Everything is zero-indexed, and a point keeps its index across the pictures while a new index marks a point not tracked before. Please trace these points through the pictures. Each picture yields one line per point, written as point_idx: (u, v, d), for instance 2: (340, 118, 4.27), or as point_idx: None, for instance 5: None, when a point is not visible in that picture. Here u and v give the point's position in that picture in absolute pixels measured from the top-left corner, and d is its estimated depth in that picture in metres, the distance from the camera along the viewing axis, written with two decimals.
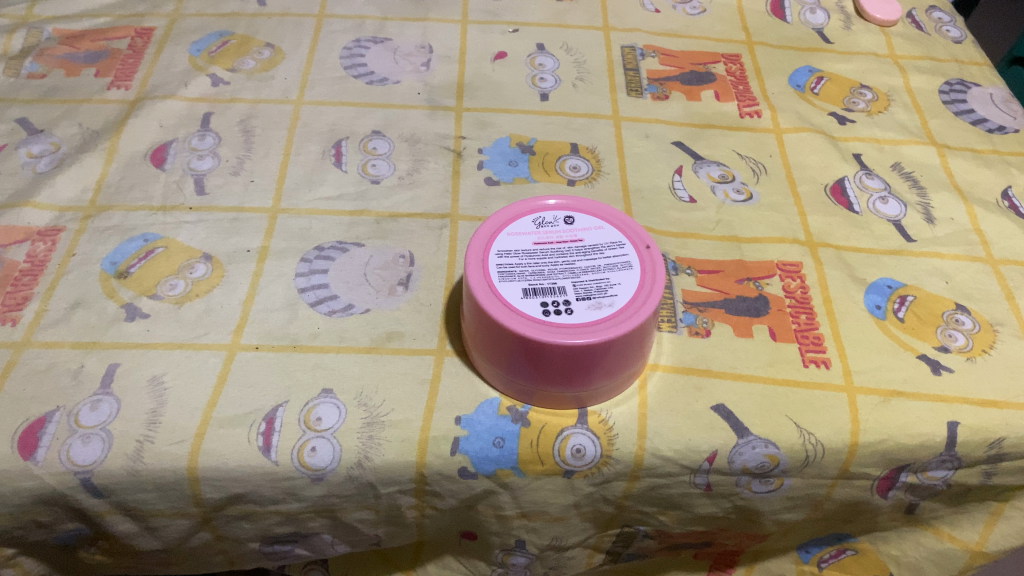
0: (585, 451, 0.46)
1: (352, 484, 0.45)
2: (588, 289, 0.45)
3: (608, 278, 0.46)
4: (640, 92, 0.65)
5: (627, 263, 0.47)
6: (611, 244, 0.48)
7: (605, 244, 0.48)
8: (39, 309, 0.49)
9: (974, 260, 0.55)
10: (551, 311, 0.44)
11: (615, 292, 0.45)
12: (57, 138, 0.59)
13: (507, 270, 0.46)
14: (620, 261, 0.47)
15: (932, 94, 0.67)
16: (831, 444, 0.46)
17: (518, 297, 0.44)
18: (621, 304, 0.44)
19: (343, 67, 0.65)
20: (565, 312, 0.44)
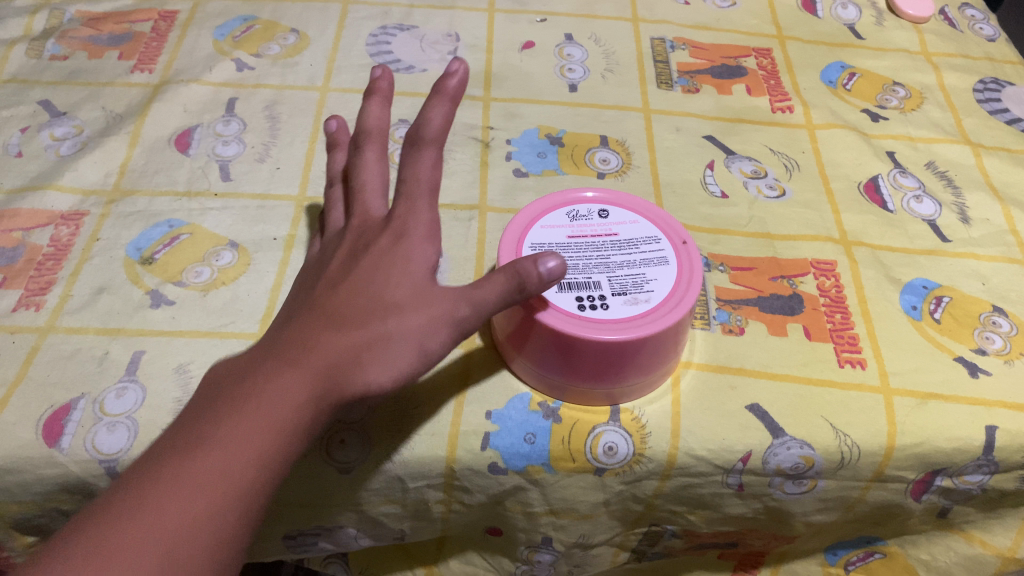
0: (617, 449, 0.45)
1: (380, 478, 0.44)
2: (623, 284, 0.44)
3: (643, 273, 0.45)
4: (670, 85, 0.64)
5: (663, 259, 0.46)
6: (647, 239, 0.47)
7: (640, 238, 0.47)
8: (63, 294, 0.48)
9: (1011, 262, 0.54)
10: (586, 306, 0.43)
11: (651, 288, 0.44)
12: (80, 121, 0.58)
13: None
14: (656, 256, 0.46)
15: (965, 92, 0.66)
16: (867, 446, 0.45)
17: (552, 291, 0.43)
18: (658, 301, 0.43)
19: (369, 54, 0.64)
20: (601, 307, 0.43)
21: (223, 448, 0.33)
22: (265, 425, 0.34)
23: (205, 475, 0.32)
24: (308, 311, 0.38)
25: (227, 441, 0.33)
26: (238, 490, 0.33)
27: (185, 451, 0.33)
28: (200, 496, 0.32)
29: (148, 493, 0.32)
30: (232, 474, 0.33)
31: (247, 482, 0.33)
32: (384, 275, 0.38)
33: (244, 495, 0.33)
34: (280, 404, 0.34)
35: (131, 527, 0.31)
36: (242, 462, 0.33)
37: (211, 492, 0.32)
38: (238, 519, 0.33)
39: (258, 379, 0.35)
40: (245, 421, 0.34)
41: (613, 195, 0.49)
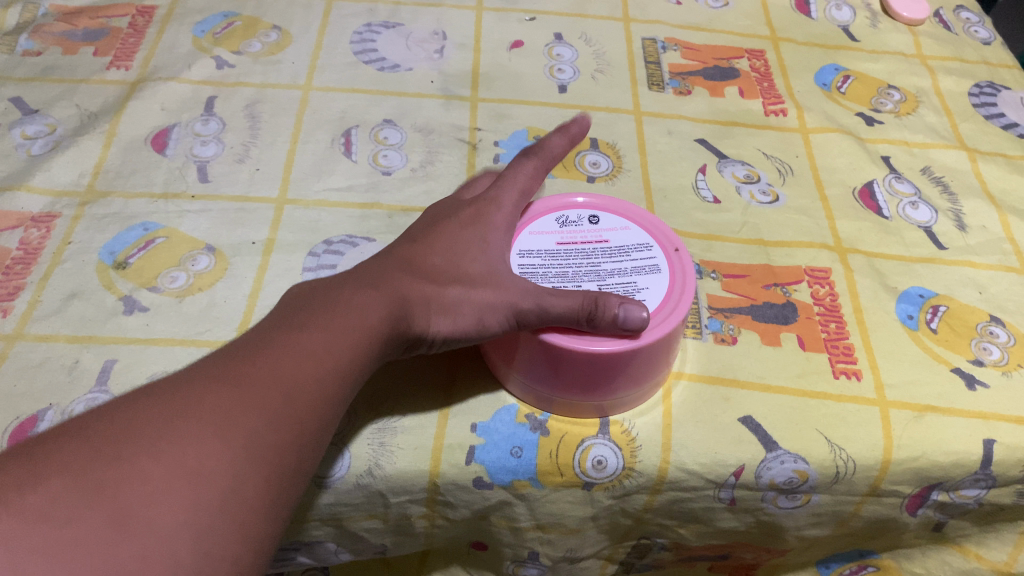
0: (606, 463, 0.43)
1: (360, 493, 0.43)
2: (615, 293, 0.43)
3: (635, 281, 0.44)
4: (662, 87, 0.63)
5: (655, 267, 0.44)
6: (639, 246, 0.46)
7: (632, 245, 0.46)
8: (32, 300, 0.46)
9: (1008, 270, 0.53)
10: None
11: (644, 297, 0.43)
12: (53, 119, 0.56)
13: (529, 270, 0.43)
14: (648, 264, 0.45)
15: (961, 96, 0.65)
16: (863, 460, 0.44)
17: None
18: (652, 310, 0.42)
19: (354, 52, 0.63)
20: None
21: (331, 328, 0.35)
22: (367, 316, 0.36)
23: (317, 347, 0.34)
24: (396, 250, 0.41)
25: (335, 322, 0.36)
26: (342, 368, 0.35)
27: (295, 325, 0.35)
28: (319, 364, 0.34)
29: (269, 351, 0.34)
30: (337, 351, 0.35)
31: (349, 361, 0.35)
32: (463, 245, 0.41)
33: (346, 374, 0.35)
34: (380, 305, 0.37)
35: (259, 372, 0.32)
36: (346, 345, 0.35)
37: (325, 362, 0.34)
38: (337, 394, 0.35)
39: (358, 283, 0.38)
40: (349, 310, 0.36)
41: (605, 200, 0.48)
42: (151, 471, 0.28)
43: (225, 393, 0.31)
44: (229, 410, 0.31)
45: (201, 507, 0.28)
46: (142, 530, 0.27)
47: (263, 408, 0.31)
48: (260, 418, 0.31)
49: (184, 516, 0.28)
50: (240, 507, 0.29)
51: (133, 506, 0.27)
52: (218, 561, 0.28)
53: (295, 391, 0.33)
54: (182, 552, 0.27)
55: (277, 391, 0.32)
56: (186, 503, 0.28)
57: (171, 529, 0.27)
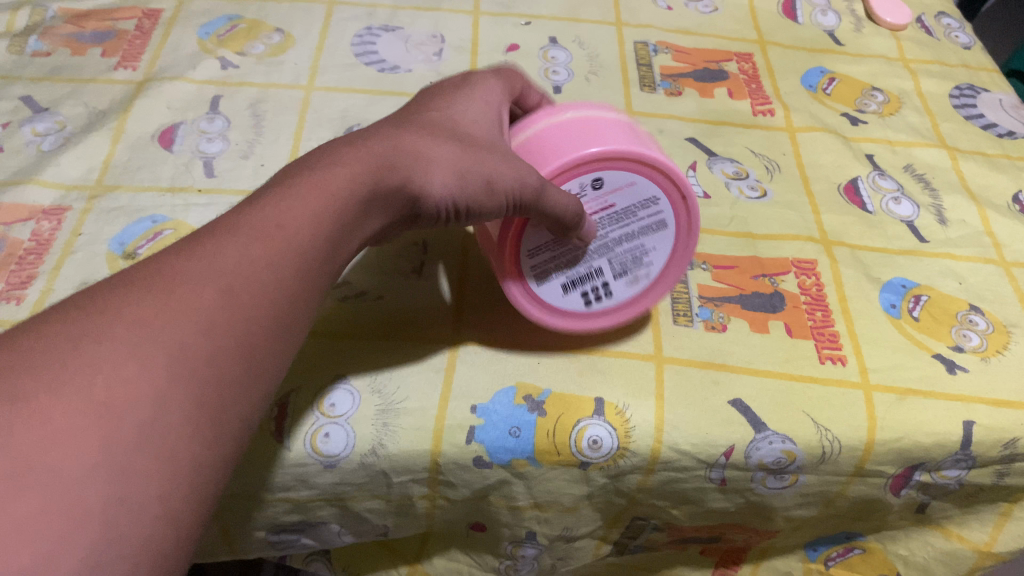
0: (601, 443, 0.45)
1: (364, 472, 0.44)
2: (624, 262, 0.46)
3: (643, 245, 0.45)
4: (653, 88, 0.65)
5: (661, 221, 0.45)
6: (645, 201, 0.44)
7: (639, 203, 0.44)
8: (45, 288, 0.48)
9: (987, 262, 0.55)
10: (592, 298, 0.46)
11: (650, 260, 0.46)
12: (62, 117, 0.58)
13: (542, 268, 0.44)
14: (654, 220, 0.45)
15: (942, 98, 0.67)
16: (848, 440, 0.46)
17: (559, 296, 0.46)
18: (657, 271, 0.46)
19: (354, 54, 0.65)
20: (606, 295, 0.46)
21: (276, 224, 0.33)
22: (317, 214, 0.34)
23: (259, 245, 0.32)
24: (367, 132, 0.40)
25: (279, 225, 0.33)
26: (288, 267, 0.33)
27: (232, 230, 0.33)
28: (264, 259, 0.32)
29: (205, 254, 0.31)
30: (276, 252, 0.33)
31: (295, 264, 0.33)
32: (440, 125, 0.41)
33: (293, 272, 0.33)
34: (333, 193, 0.35)
35: (190, 282, 0.30)
36: (290, 243, 0.33)
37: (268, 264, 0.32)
38: (286, 296, 0.33)
39: (314, 171, 0.36)
40: (299, 209, 0.34)
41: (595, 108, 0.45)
42: (57, 413, 0.25)
43: (143, 308, 0.29)
44: (157, 331, 0.28)
45: (114, 440, 0.26)
46: (43, 475, 0.24)
47: (197, 314, 0.29)
48: (195, 333, 0.29)
49: (97, 454, 0.25)
50: (167, 434, 0.27)
51: (31, 450, 0.24)
52: (136, 499, 0.26)
53: (225, 298, 0.30)
54: (92, 497, 0.25)
55: (209, 297, 0.30)
56: (95, 440, 0.25)
57: (79, 470, 0.25)
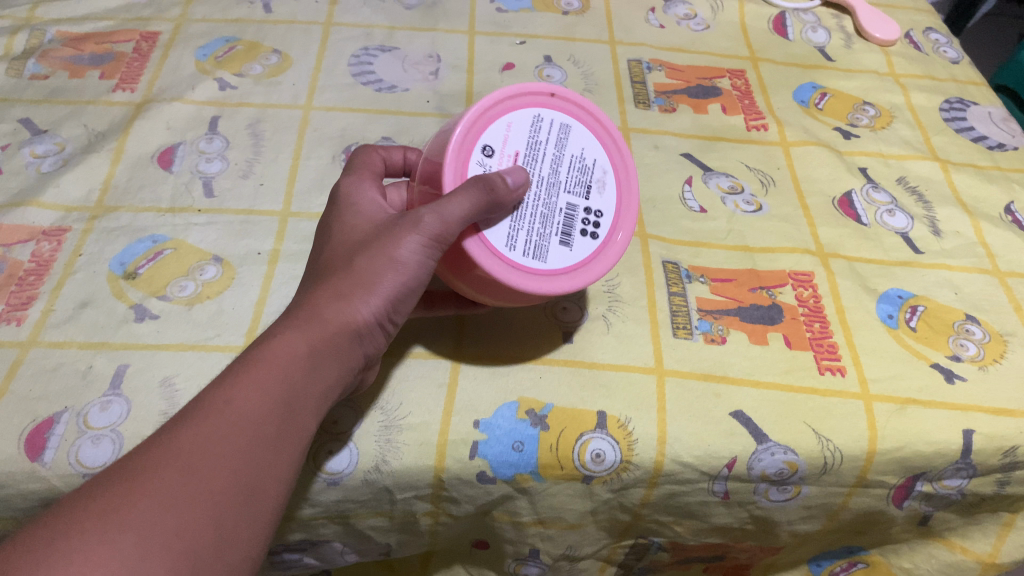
0: (604, 456, 0.45)
1: (368, 490, 0.44)
2: (579, 178, 0.45)
3: (575, 150, 0.45)
4: (648, 104, 0.65)
5: (563, 125, 0.46)
6: (534, 126, 0.45)
7: (531, 129, 0.44)
8: (46, 308, 0.48)
9: (982, 272, 0.56)
10: (586, 231, 0.44)
11: (590, 156, 0.46)
12: (62, 138, 0.58)
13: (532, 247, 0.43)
14: (557, 127, 0.45)
15: (933, 111, 0.68)
16: (849, 450, 0.46)
17: (563, 253, 0.43)
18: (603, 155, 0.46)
19: (352, 74, 0.65)
20: (592, 231, 0.45)
21: (229, 388, 0.35)
22: (282, 365, 0.36)
23: (223, 412, 0.34)
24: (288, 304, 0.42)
25: (238, 387, 0.35)
26: (257, 422, 0.35)
27: (193, 408, 0.35)
28: (224, 416, 0.34)
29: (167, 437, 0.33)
30: (237, 405, 0.35)
31: (270, 408, 0.35)
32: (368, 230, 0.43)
33: (268, 423, 0.35)
34: (295, 347, 0.37)
35: (155, 460, 0.32)
36: (252, 396, 0.35)
37: (236, 419, 0.34)
38: (267, 441, 0.35)
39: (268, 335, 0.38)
40: (263, 369, 0.36)
41: None
42: None
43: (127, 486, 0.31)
44: (125, 511, 0.30)
45: None
46: None
47: (165, 486, 0.32)
48: (166, 502, 0.31)
49: None
50: None
51: None
52: None
53: (190, 467, 0.32)
54: None
55: (170, 473, 0.32)
56: None
57: None
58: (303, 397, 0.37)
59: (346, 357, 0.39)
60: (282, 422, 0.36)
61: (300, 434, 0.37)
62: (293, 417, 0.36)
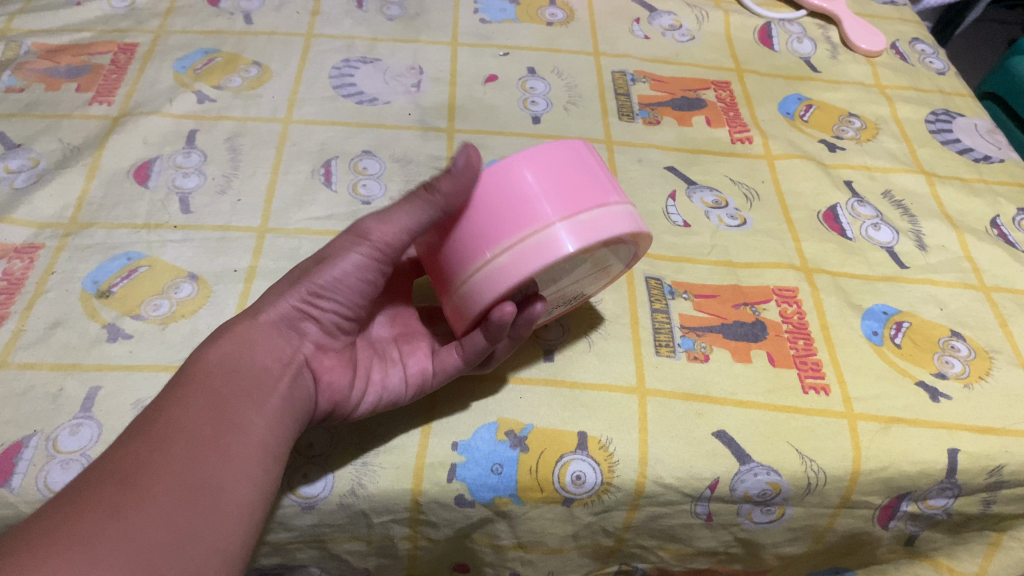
0: (585, 478, 0.44)
1: (344, 514, 0.43)
2: None
3: None
4: (632, 117, 0.65)
5: None
6: None
7: None
8: (16, 328, 0.47)
9: (967, 287, 0.55)
10: None
11: None
12: (36, 153, 0.57)
13: None
14: None
15: (919, 123, 0.68)
16: (833, 471, 0.45)
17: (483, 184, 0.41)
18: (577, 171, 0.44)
19: (333, 87, 0.64)
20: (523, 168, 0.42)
21: (154, 414, 0.36)
22: (204, 378, 0.38)
23: (154, 429, 0.35)
24: None
25: (164, 408, 0.36)
26: (188, 427, 0.35)
27: (125, 436, 0.35)
28: (152, 429, 0.35)
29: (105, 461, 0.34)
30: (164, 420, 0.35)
31: (200, 415, 0.36)
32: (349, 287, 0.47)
33: (200, 426, 0.35)
34: (216, 364, 0.38)
35: (93, 479, 0.32)
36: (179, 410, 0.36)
37: (168, 430, 0.35)
38: (205, 440, 0.35)
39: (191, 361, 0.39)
40: (185, 387, 0.37)
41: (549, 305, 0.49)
42: None
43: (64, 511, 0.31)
44: (71, 525, 0.30)
45: None
46: None
47: (104, 499, 0.31)
48: (108, 510, 0.31)
49: None
50: None
51: None
52: None
53: (129, 479, 0.32)
54: None
55: (111, 486, 0.32)
56: None
57: None
58: (234, 399, 0.37)
59: (268, 352, 0.40)
60: (218, 424, 0.36)
61: (247, 434, 0.36)
62: (228, 415, 0.36)
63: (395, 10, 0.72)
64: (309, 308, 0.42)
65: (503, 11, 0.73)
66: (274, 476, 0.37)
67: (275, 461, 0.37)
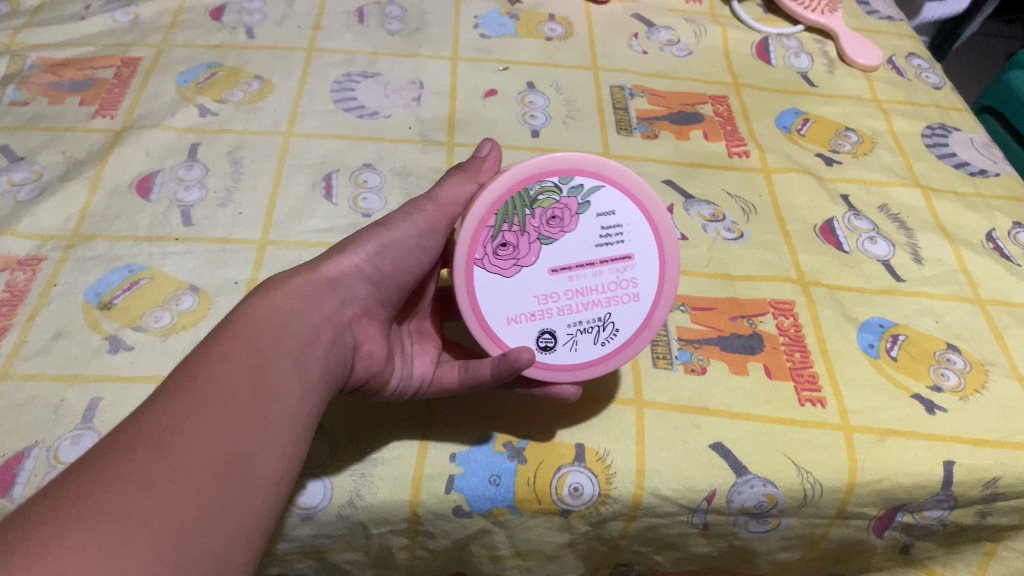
0: (582, 490, 0.44)
1: (342, 524, 0.44)
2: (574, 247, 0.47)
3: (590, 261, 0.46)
4: (630, 130, 0.66)
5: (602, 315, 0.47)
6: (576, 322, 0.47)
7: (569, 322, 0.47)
8: (19, 340, 0.47)
9: (963, 300, 0.56)
10: None
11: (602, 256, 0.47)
12: (40, 166, 0.58)
13: None
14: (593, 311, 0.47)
15: (915, 137, 0.68)
16: (829, 483, 0.46)
17: None
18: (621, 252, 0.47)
19: (333, 100, 0.65)
20: None
21: (193, 370, 0.33)
22: (249, 337, 0.35)
23: (193, 387, 0.33)
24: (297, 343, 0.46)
25: (204, 363, 0.34)
26: (229, 391, 0.33)
27: (158, 392, 0.33)
28: (194, 386, 0.32)
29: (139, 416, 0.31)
30: (204, 379, 0.33)
31: (243, 378, 0.34)
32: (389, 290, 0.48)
33: (242, 391, 0.33)
34: (261, 326, 0.36)
35: (125, 440, 0.30)
36: (220, 370, 0.33)
37: (208, 391, 0.32)
38: (244, 408, 0.33)
39: (236, 314, 0.37)
40: (228, 345, 0.35)
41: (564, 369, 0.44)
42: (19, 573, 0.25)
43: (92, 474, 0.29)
44: (100, 495, 0.28)
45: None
46: None
47: (139, 465, 0.29)
48: (141, 481, 0.29)
49: None
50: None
51: None
52: None
53: (163, 446, 0.30)
54: None
55: (144, 452, 0.30)
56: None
57: None
58: (277, 363, 0.35)
59: (313, 311, 0.38)
60: (258, 389, 0.34)
61: (285, 404, 0.34)
62: (270, 383, 0.34)
63: (396, 25, 0.73)
64: (369, 270, 0.42)
65: (503, 25, 0.74)
66: (304, 453, 0.35)
67: (305, 435, 0.35)
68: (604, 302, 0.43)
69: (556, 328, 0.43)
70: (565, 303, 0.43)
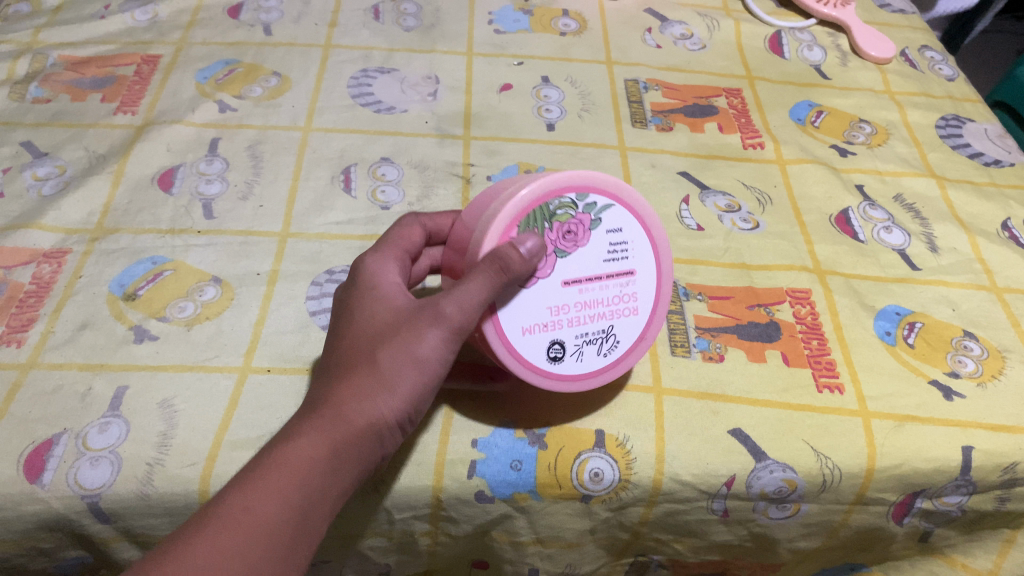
0: (602, 475, 0.45)
1: (365, 509, 0.44)
2: None
3: None
4: (645, 124, 0.66)
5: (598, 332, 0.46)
6: None
7: None
8: (45, 330, 0.48)
9: (979, 288, 0.56)
10: None
11: None
12: (63, 161, 0.59)
13: None
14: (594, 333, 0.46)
15: (929, 128, 0.69)
16: (849, 468, 0.46)
17: None
18: None
19: (351, 96, 0.66)
20: None
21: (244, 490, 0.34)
22: (297, 463, 0.35)
23: (240, 520, 0.33)
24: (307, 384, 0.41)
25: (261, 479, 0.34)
26: (269, 533, 0.33)
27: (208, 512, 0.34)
28: (236, 517, 0.33)
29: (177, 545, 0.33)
30: (258, 506, 0.34)
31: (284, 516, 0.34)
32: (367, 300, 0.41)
33: (281, 533, 0.34)
34: (310, 445, 0.35)
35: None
36: (270, 501, 0.34)
37: (251, 525, 0.33)
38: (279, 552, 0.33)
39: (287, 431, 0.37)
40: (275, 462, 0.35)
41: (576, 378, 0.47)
42: None
43: None
44: None
45: None
46: None
47: None
48: None
49: None
50: None
51: None
52: None
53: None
54: None
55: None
56: None
57: None
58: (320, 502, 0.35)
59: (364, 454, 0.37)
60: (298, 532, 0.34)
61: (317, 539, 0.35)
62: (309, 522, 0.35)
63: (411, 21, 0.74)
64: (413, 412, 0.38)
65: (517, 21, 0.75)
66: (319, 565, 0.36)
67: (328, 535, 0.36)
68: (608, 316, 0.45)
69: (565, 339, 0.44)
70: (575, 315, 0.44)
